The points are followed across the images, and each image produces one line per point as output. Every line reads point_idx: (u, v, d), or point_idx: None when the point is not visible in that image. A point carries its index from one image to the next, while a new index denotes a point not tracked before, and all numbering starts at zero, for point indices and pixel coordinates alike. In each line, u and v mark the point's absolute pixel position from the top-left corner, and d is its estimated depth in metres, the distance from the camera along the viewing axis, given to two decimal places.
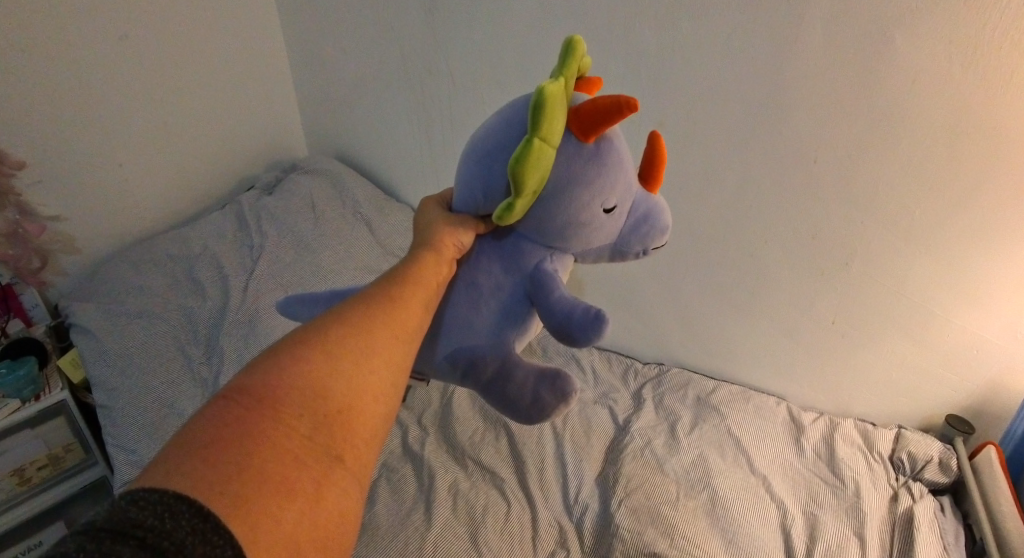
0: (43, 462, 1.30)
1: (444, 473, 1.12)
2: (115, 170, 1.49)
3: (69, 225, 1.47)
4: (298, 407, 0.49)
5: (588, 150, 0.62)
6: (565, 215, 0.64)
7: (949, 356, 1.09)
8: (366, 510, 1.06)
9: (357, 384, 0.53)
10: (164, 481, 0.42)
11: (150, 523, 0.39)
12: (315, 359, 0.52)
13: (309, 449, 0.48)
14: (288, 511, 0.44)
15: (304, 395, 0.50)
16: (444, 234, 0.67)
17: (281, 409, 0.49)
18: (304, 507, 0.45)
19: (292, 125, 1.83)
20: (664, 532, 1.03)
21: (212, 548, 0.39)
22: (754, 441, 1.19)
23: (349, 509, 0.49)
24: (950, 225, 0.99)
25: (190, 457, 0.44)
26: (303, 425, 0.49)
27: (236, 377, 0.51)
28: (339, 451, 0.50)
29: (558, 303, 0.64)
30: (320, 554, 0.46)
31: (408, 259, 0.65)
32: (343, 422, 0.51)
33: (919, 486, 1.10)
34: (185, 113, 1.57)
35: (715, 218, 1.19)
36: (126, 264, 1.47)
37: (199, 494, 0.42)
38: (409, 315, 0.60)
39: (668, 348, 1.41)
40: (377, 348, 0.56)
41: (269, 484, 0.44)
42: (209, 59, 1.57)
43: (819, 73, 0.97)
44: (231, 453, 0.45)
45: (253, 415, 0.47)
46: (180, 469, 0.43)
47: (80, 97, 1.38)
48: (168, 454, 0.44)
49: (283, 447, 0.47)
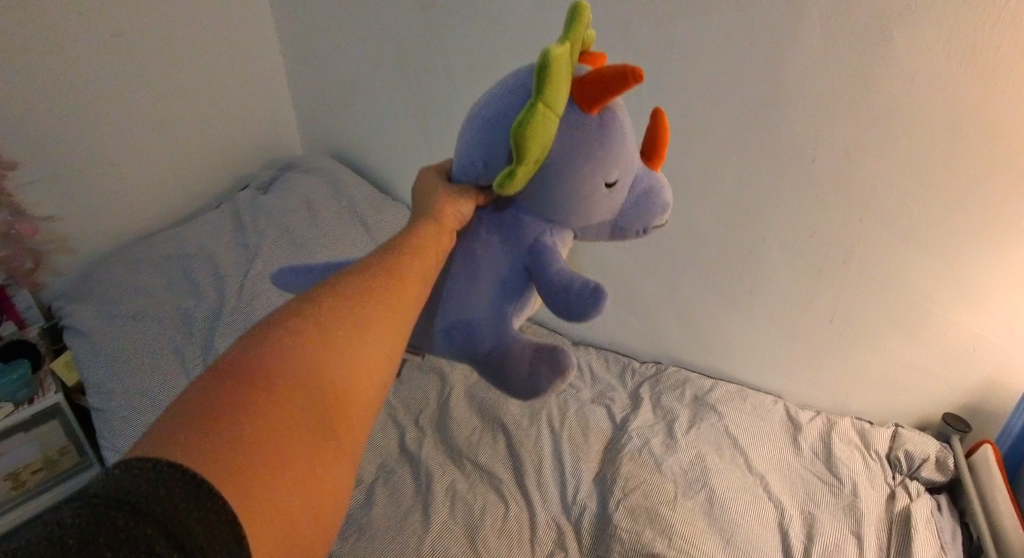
0: (37, 465, 1.30)
1: (442, 475, 1.11)
2: (108, 169, 1.47)
3: (63, 226, 1.45)
4: (294, 380, 0.48)
5: (592, 122, 0.62)
6: (567, 188, 0.63)
7: (949, 354, 1.09)
8: (363, 512, 1.05)
9: (353, 359, 0.52)
10: (159, 451, 0.41)
11: (145, 491, 0.38)
12: (310, 333, 0.51)
13: (308, 416, 0.48)
14: (282, 483, 0.44)
15: (300, 368, 0.49)
16: (443, 203, 0.66)
17: (275, 381, 0.48)
18: (298, 479, 0.45)
19: (288, 123, 1.81)
20: (662, 531, 1.03)
21: (209, 518, 0.39)
22: (753, 440, 1.19)
23: (341, 483, 0.49)
24: (949, 222, 0.98)
25: (185, 427, 0.43)
26: (298, 399, 0.48)
27: (229, 350, 0.50)
28: (332, 425, 0.49)
29: (557, 280, 0.64)
30: (311, 525, 0.46)
31: (405, 232, 0.64)
32: (338, 396, 0.50)
33: (916, 485, 1.09)
34: (179, 111, 1.55)
35: (714, 216, 1.18)
36: (123, 264, 1.44)
37: (195, 465, 0.41)
38: (405, 290, 0.59)
39: (666, 346, 1.41)
40: (374, 323, 0.55)
41: (264, 456, 0.44)
42: (203, 57, 1.56)
43: (817, 72, 0.96)
44: (232, 420, 0.44)
45: (248, 388, 0.46)
46: (174, 440, 0.42)
47: (73, 96, 1.37)
48: (162, 426, 0.43)
49: (278, 419, 0.46)
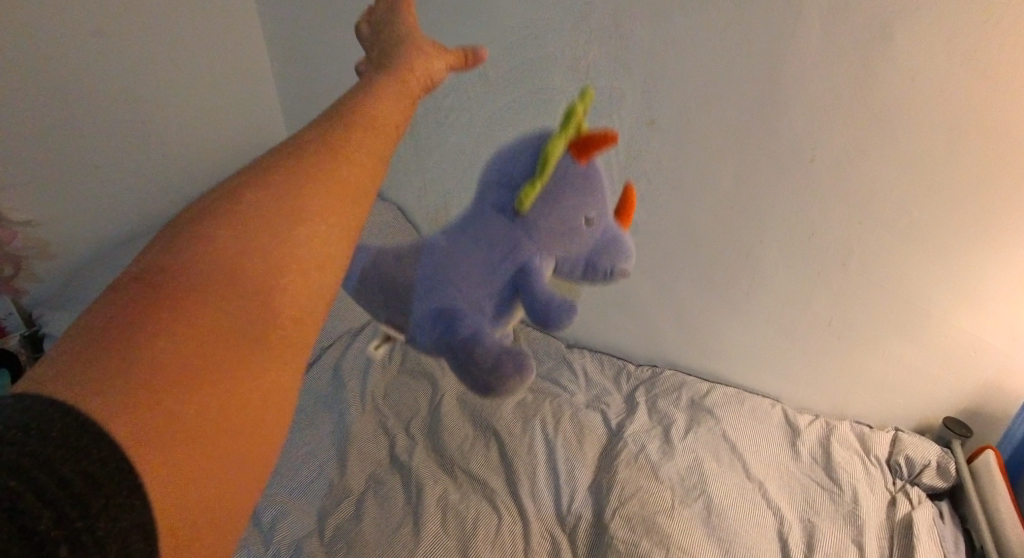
0: None
1: (430, 484, 1.12)
2: (90, 170, 1.43)
3: (43, 230, 1.40)
4: (217, 278, 0.39)
5: (581, 169, 0.58)
6: (546, 213, 0.57)
7: (949, 356, 1.07)
8: (353, 525, 1.06)
9: (296, 247, 0.42)
10: (52, 381, 0.33)
11: (17, 437, 0.30)
12: (237, 223, 0.41)
13: (232, 334, 0.38)
14: (200, 407, 0.35)
15: (226, 264, 0.40)
16: (412, 57, 0.57)
17: (194, 286, 0.38)
18: (224, 402, 0.37)
19: (275, 122, 1.78)
20: (659, 541, 1.01)
21: (102, 466, 0.31)
22: (750, 445, 1.17)
23: (286, 398, 0.41)
24: (949, 223, 0.97)
25: (81, 350, 0.34)
26: (222, 302, 0.38)
27: (151, 249, 0.41)
28: (271, 329, 0.40)
29: (540, 293, 0.57)
30: (247, 448, 0.38)
31: (366, 86, 0.54)
32: (280, 293, 0.41)
33: (917, 491, 1.08)
34: (164, 110, 1.51)
35: (709, 218, 1.16)
36: (104, 268, 1.40)
37: (83, 400, 0.32)
38: (362, 167, 0.48)
39: (661, 349, 1.38)
40: (326, 205, 0.44)
41: (175, 375, 0.35)
42: (189, 54, 1.52)
43: (813, 71, 0.95)
44: (134, 335, 0.35)
45: (157, 296, 0.37)
46: (68, 369, 0.34)
47: (53, 97, 1.32)
48: (60, 349, 0.35)
49: (195, 330, 0.37)
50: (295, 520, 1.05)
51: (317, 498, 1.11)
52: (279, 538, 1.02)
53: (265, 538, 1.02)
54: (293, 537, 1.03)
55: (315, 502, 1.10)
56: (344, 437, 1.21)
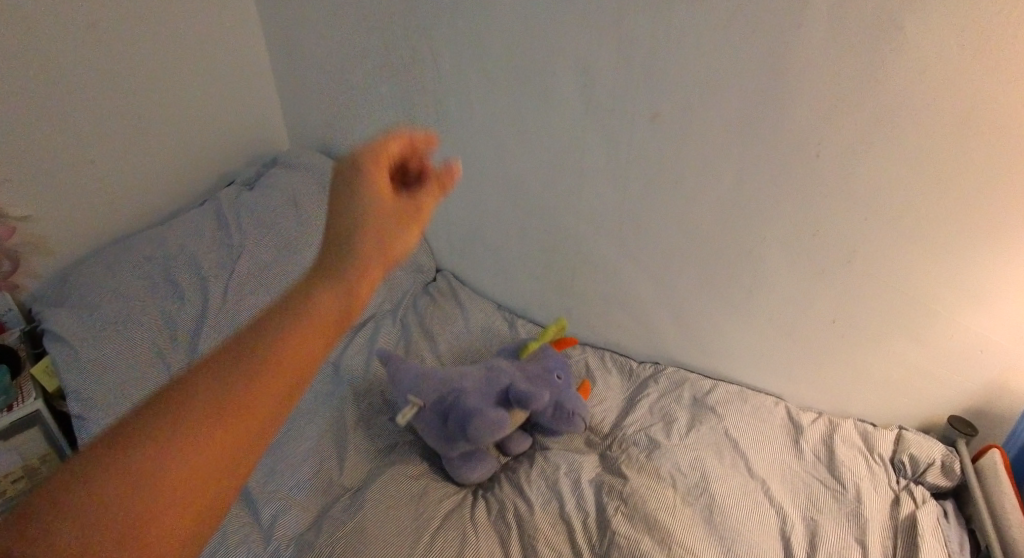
0: (18, 474, 1.27)
1: (418, 480, 1.16)
2: (88, 167, 1.42)
3: (41, 226, 1.39)
4: (199, 414, 0.52)
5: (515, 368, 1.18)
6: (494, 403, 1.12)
7: (953, 356, 1.06)
8: (358, 512, 1.07)
9: (267, 389, 0.54)
10: (60, 492, 0.48)
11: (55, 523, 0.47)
12: (246, 362, 0.55)
13: (190, 437, 0.51)
14: (152, 530, 0.49)
15: (216, 403, 0.52)
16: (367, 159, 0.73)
17: (180, 417, 0.51)
18: (176, 530, 0.50)
19: (275, 117, 1.77)
20: (661, 540, 1.01)
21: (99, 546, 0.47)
22: (753, 443, 1.17)
23: (207, 517, 0.52)
24: (955, 221, 0.95)
25: (95, 463, 0.49)
26: (198, 438, 0.51)
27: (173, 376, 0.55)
28: (218, 468, 0.52)
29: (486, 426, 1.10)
30: None
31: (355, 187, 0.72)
32: (241, 428, 0.53)
33: (921, 490, 1.07)
34: (162, 106, 1.50)
35: (711, 214, 1.15)
36: (102, 267, 1.36)
37: (93, 513, 0.48)
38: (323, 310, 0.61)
39: (662, 346, 1.38)
40: (309, 352, 0.58)
41: (140, 504, 0.49)
42: (187, 49, 1.51)
43: (820, 65, 0.93)
44: (130, 462, 0.50)
45: (152, 426, 0.51)
46: (75, 485, 0.49)
47: (50, 92, 1.31)
48: (72, 463, 0.50)
49: (152, 468, 0.50)
50: (295, 516, 1.08)
51: (315, 494, 1.13)
52: (279, 534, 1.05)
53: (266, 534, 1.06)
54: (293, 534, 1.06)
55: (315, 499, 1.13)
56: (341, 434, 1.24)
